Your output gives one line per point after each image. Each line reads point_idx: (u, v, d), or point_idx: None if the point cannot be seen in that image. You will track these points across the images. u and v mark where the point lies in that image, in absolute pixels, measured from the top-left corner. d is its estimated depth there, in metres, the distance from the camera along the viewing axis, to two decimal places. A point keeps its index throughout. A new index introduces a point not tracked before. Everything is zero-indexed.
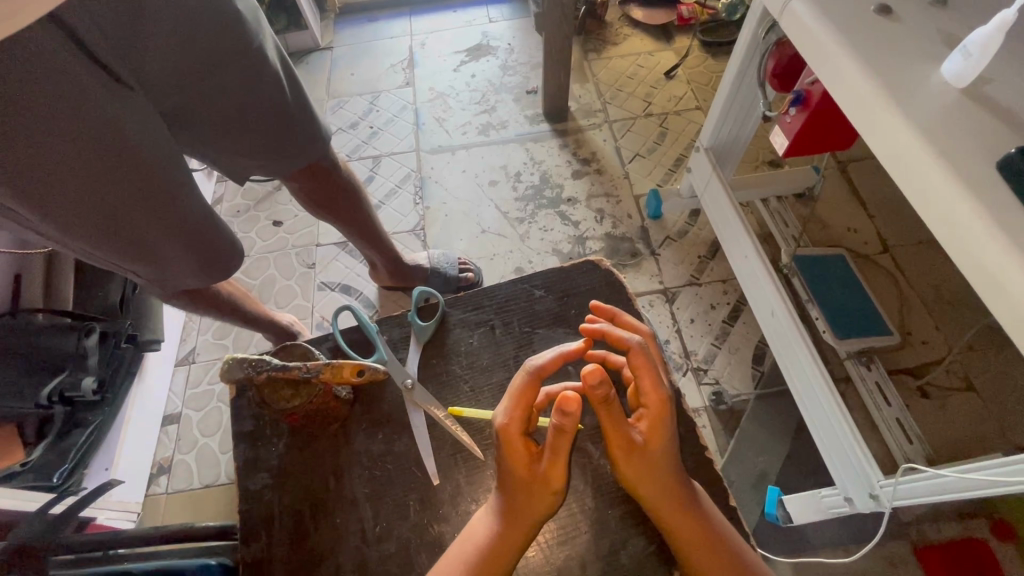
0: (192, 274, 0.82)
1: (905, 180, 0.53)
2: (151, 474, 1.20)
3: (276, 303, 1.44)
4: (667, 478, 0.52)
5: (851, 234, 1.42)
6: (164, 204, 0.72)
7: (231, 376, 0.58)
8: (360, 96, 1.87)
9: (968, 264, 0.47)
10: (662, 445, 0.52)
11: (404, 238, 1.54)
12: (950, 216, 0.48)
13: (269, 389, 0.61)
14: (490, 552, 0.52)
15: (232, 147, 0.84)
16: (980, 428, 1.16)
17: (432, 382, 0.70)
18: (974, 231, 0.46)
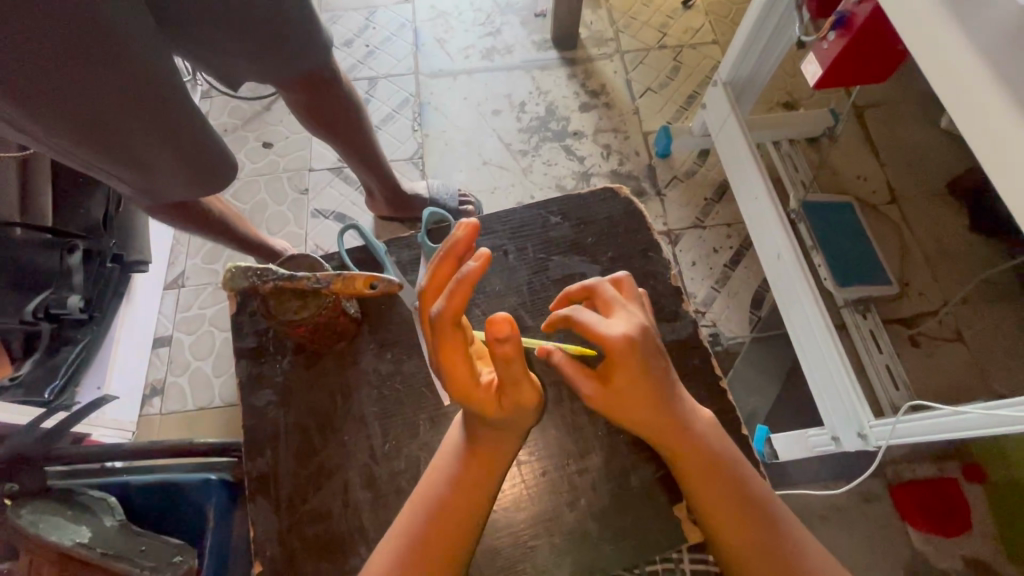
0: (183, 186, 0.77)
1: (958, 108, 0.50)
2: (144, 395, 1.19)
3: (268, 228, 1.39)
4: (660, 411, 0.52)
5: (860, 182, 1.39)
6: (152, 100, 0.65)
7: (236, 286, 0.55)
8: (356, 11, 1.73)
9: (1015, 200, 0.45)
10: (634, 388, 0.51)
11: (401, 167, 1.48)
12: (1005, 147, 0.45)
13: (274, 300, 0.58)
14: (468, 470, 0.54)
15: (230, 46, 0.77)
16: (966, 377, 1.19)
17: None
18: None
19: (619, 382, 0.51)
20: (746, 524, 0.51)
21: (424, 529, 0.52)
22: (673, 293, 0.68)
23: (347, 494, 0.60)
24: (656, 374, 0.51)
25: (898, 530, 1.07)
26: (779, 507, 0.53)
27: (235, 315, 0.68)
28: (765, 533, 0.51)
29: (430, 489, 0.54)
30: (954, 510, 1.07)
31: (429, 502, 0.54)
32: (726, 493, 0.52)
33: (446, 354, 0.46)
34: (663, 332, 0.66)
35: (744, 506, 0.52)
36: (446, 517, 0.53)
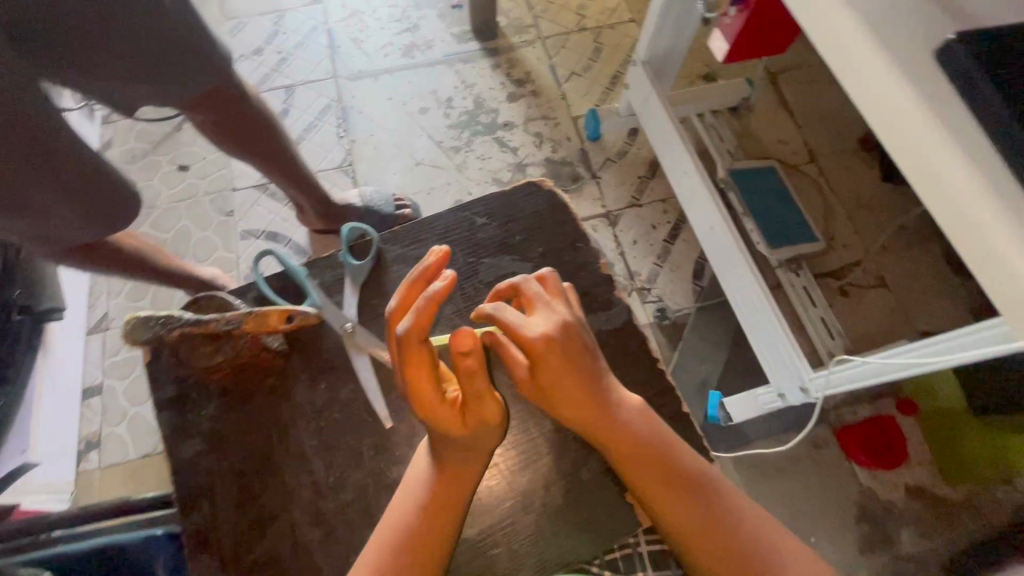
0: (84, 228, 0.72)
1: (849, 76, 0.51)
2: (80, 451, 1.12)
3: (195, 257, 1.31)
4: (587, 412, 0.53)
5: (781, 145, 1.44)
6: (31, 141, 0.60)
7: (139, 336, 0.55)
8: (262, 16, 1.65)
9: (910, 164, 0.47)
10: (558, 385, 0.52)
11: (331, 176, 1.43)
12: (891, 112, 0.47)
13: (189, 346, 0.58)
14: (437, 496, 0.54)
15: (119, 69, 0.72)
16: (892, 319, 1.27)
17: (374, 324, 0.66)
18: (918, 129, 0.46)
19: (543, 379, 0.52)
20: (688, 509, 0.52)
21: (395, 567, 0.50)
22: (606, 281, 0.68)
23: (296, 533, 0.58)
24: (575, 368, 0.52)
25: (846, 470, 1.15)
26: (719, 487, 0.54)
27: (150, 363, 0.63)
28: (707, 514, 0.52)
29: (393, 522, 0.53)
30: (893, 445, 1.14)
31: (396, 537, 0.52)
32: (664, 481, 0.53)
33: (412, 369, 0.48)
34: (599, 322, 0.67)
35: (682, 490, 0.53)
36: (409, 546, 0.51)
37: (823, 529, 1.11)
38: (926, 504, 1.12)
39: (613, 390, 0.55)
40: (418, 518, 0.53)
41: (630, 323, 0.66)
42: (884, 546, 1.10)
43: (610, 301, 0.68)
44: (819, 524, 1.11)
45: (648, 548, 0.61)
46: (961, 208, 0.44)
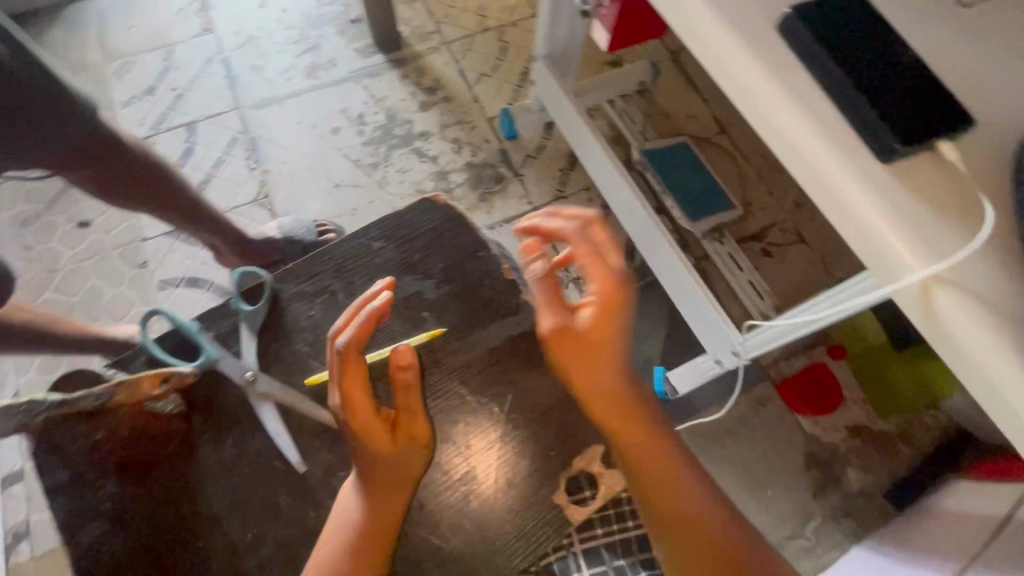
0: None
1: (703, 58, 0.52)
2: (7, 545, 1.03)
3: (110, 316, 1.23)
4: (606, 386, 0.57)
5: (691, 120, 1.49)
6: None
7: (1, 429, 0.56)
8: (150, 53, 1.56)
9: (766, 134, 0.48)
10: (596, 349, 0.57)
11: (247, 212, 1.38)
12: (745, 91, 0.49)
13: (59, 432, 0.58)
14: (364, 535, 0.54)
15: None
16: (813, 272, 1.34)
17: (276, 368, 0.66)
18: (766, 100, 0.47)
19: (596, 327, 0.56)
20: (664, 496, 0.57)
21: None
22: (510, 286, 0.69)
23: None
24: (615, 339, 0.57)
25: (790, 422, 1.20)
26: (695, 476, 0.60)
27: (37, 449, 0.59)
28: (681, 499, 0.57)
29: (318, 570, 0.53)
30: (829, 392, 1.20)
31: None
32: (648, 464, 0.58)
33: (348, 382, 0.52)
34: (510, 327, 0.67)
35: (660, 475, 0.58)
36: None
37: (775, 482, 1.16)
38: (865, 440, 1.19)
39: (634, 376, 0.59)
40: (345, 560, 0.53)
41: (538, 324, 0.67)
42: (833, 488, 1.16)
43: (518, 305, 0.68)
44: (770, 477, 1.16)
45: (582, 546, 0.63)
46: (815, 170, 0.45)
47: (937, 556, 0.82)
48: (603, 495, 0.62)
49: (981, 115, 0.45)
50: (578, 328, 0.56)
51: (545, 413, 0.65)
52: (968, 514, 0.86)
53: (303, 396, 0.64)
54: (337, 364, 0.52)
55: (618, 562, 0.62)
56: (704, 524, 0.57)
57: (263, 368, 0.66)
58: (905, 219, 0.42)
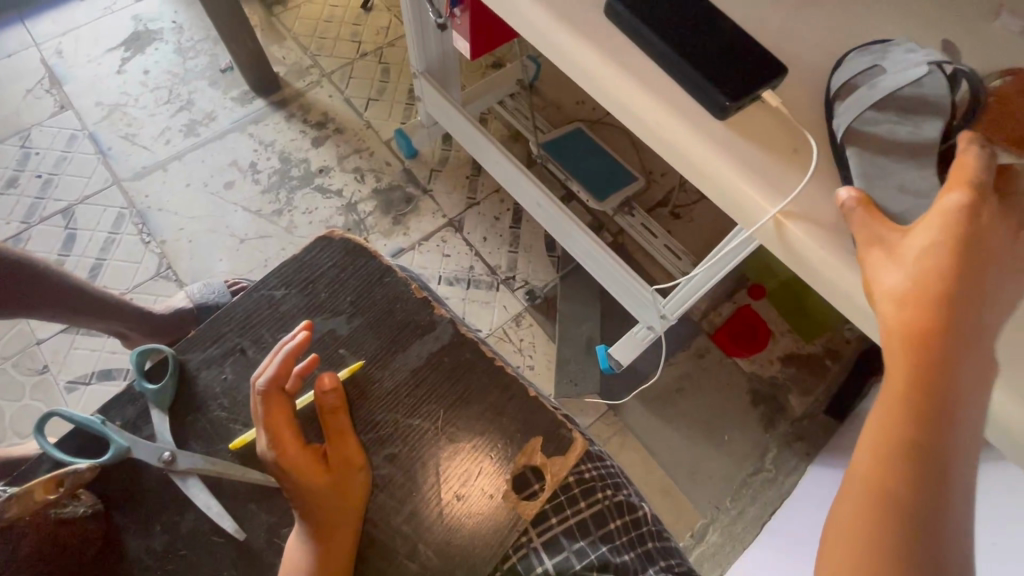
0: None
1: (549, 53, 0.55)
2: None
3: (17, 433, 1.12)
4: (952, 318, 0.37)
5: (580, 105, 1.55)
6: None
7: None
8: (5, 142, 1.44)
9: (618, 111, 0.52)
10: (960, 277, 0.37)
11: (150, 288, 1.30)
12: (590, 78, 0.52)
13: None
14: None
15: None
16: (719, 223, 1.43)
17: (195, 440, 0.64)
18: (613, 78, 0.50)
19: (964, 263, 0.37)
20: (922, 488, 0.37)
21: None
22: (422, 304, 0.70)
23: None
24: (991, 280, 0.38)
25: (731, 367, 1.27)
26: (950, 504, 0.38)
27: None
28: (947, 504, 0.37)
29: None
30: (758, 331, 1.28)
31: None
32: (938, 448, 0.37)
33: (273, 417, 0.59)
34: (426, 346, 0.68)
35: (923, 465, 0.37)
36: None
37: (729, 426, 1.22)
38: (799, 366, 1.28)
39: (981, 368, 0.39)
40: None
41: (456, 334, 0.68)
42: (781, 417, 1.24)
43: (433, 322, 0.69)
44: (724, 423, 1.23)
45: (542, 540, 0.62)
46: (665, 138, 0.49)
47: None
48: (552, 484, 0.63)
49: (790, 66, 0.51)
50: (911, 239, 0.39)
51: (478, 418, 0.65)
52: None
53: (230, 463, 0.63)
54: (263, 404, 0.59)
55: (579, 544, 0.61)
56: (957, 554, 0.37)
57: (182, 445, 0.64)
58: (748, 168, 0.46)
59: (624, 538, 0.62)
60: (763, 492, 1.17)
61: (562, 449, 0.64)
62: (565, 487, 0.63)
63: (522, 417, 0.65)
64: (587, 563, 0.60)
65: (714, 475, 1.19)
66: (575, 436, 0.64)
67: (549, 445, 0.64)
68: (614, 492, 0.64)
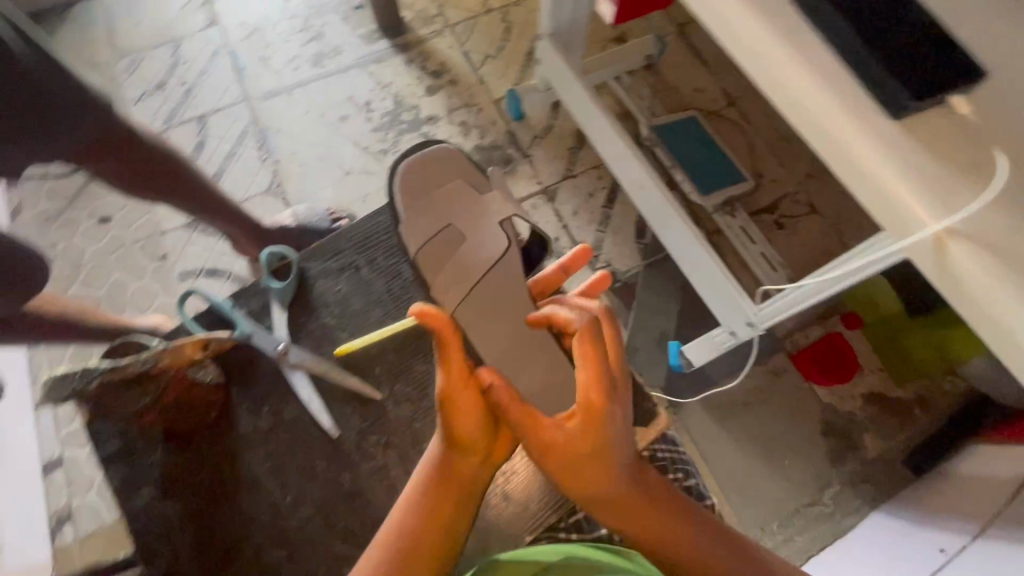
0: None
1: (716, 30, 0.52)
2: (52, 528, 1.08)
3: (135, 308, 1.27)
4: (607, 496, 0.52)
5: (698, 94, 1.45)
6: None
7: (60, 393, 0.57)
8: (158, 49, 1.58)
9: (781, 97, 0.48)
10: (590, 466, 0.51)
11: (260, 202, 1.40)
12: (757, 63, 0.49)
13: (107, 396, 0.60)
14: (435, 507, 0.55)
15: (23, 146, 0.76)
16: (827, 242, 1.32)
17: (308, 339, 0.71)
18: (785, 63, 0.48)
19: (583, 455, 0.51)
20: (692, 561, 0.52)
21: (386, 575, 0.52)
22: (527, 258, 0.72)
23: (264, 558, 0.62)
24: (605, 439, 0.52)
25: (807, 392, 1.21)
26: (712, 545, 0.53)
27: (89, 424, 0.64)
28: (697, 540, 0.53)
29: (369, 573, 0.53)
30: (845, 359, 1.21)
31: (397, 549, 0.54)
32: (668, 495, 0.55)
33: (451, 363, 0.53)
34: None
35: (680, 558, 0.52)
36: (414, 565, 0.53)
37: (792, 450, 1.17)
38: (883, 408, 1.19)
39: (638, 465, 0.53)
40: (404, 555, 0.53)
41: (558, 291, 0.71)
42: (851, 455, 1.17)
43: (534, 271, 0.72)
44: (788, 445, 1.18)
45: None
46: (834, 133, 0.45)
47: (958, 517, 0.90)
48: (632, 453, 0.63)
49: (990, 76, 0.46)
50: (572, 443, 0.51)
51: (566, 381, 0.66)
52: (993, 481, 0.90)
53: (334, 364, 0.68)
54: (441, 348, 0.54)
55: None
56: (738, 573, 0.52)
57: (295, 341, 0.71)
58: (924, 179, 0.43)
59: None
60: (817, 526, 1.12)
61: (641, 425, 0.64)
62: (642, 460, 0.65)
63: None
64: None
65: (765, 496, 1.14)
66: (660, 413, 0.65)
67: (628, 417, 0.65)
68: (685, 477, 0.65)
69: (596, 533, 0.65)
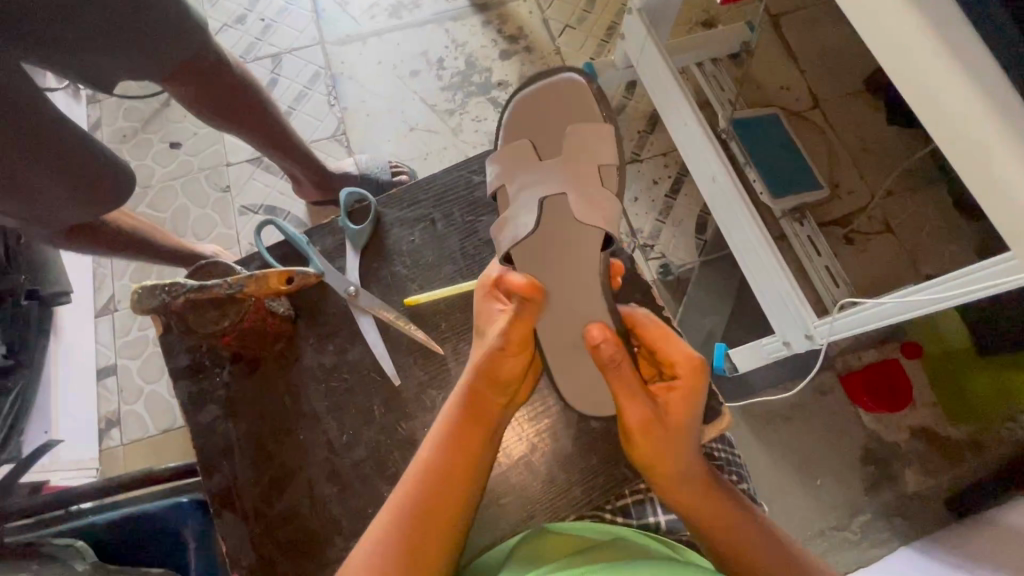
0: (76, 209, 0.75)
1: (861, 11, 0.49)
2: (101, 429, 1.14)
3: (196, 234, 1.31)
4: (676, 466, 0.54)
5: (783, 91, 1.37)
6: (25, 131, 0.64)
7: (146, 305, 0.56)
8: None
9: (921, 101, 0.46)
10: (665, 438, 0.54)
11: (324, 146, 1.41)
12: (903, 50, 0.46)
13: (192, 312, 0.59)
14: (460, 451, 0.56)
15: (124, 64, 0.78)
16: (898, 264, 1.25)
17: (377, 286, 0.72)
18: (932, 64, 0.44)
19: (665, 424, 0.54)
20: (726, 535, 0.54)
21: (417, 516, 0.53)
22: None
23: (314, 491, 0.65)
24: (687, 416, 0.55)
25: (851, 416, 1.16)
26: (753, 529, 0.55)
27: (162, 336, 0.69)
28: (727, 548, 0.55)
29: (403, 501, 0.54)
30: (899, 390, 1.15)
31: (425, 490, 0.54)
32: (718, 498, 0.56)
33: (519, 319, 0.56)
34: None
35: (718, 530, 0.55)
36: (436, 507, 0.53)
37: (828, 471, 1.14)
38: (932, 444, 1.14)
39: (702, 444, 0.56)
40: (436, 482, 0.54)
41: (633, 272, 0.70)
42: (889, 486, 1.12)
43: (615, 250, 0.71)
44: (824, 466, 1.14)
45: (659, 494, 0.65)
46: (972, 145, 0.44)
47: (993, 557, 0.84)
48: None
49: None
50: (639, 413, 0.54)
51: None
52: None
53: (400, 314, 0.70)
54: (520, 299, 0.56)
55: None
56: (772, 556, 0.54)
57: (363, 286, 0.72)
58: None
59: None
60: (841, 551, 1.09)
61: (706, 418, 0.63)
62: None
63: None
64: None
65: (793, 512, 1.12)
66: (723, 412, 0.64)
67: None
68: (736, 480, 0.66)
69: (643, 519, 0.64)
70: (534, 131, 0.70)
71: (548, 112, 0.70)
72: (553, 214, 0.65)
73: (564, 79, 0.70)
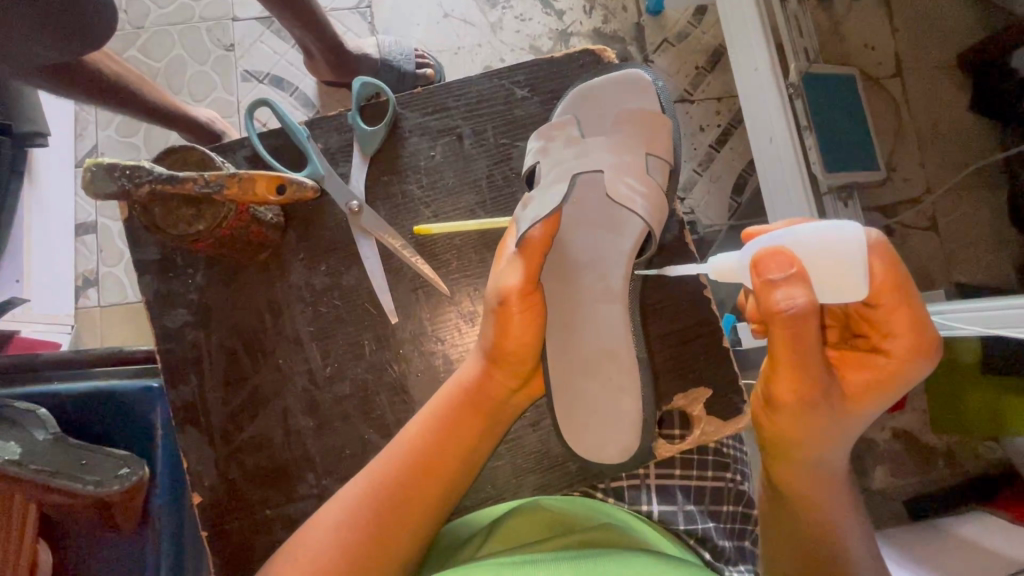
0: (51, 48, 0.65)
1: None
2: (78, 286, 1.10)
3: (190, 95, 1.18)
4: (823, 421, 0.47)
5: (867, 50, 1.21)
6: None
7: (101, 190, 0.46)
8: None
9: None
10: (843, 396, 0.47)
11: (344, 18, 1.24)
12: None
13: (160, 206, 0.52)
14: (439, 444, 0.51)
15: None
16: (928, 265, 1.16)
17: (384, 204, 0.64)
18: None
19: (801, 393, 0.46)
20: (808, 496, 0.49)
21: (390, 493, 0.48)
22: None
23: (289, 415, 0.62)
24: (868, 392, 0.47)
25: None
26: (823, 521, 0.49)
27: (129, 220, 0.62)
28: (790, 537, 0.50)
29: (390, 467, 0.49)
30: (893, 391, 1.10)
31: (404, 466, 0.49)
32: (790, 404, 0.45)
33: (526, 255, 0.52)
34: None
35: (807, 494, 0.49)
36: (410, 493, 0.49)
37: None
38: (908, 447, 1.15)
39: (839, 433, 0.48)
40: (415, 468, 0.50)
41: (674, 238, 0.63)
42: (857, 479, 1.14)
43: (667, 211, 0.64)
44: None
45: (658, 482, 0.63)
46: None
47: (943, 562, 0.84)
48: (696, 438, 0.61)
49: None
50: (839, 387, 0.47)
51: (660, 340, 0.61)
52: (987, 553, 0.84)
53: (407, 243, 0.62)
54: (516, 245, 0.53)
55: (689, 508, 0.62)
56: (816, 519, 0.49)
57: (370, 202, 0.64)
58: None
59: (727, 524, 0.63)
60: None
61: (725, 416, 0.60)
62: (701, 448, 0.64)
63: (703, 361, 0.61)
64: (691, 528, 0.61)
65: None
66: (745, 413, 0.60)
67: (712, 405, 0.61)
68: (741, 481, 0.64)
69: (636, 505, 0.62)
70: (625, 146, 0.60)
71: (627, 121, 0.60)
72: (583, 197, 0.59)
73: (638, 80, 0.62)
